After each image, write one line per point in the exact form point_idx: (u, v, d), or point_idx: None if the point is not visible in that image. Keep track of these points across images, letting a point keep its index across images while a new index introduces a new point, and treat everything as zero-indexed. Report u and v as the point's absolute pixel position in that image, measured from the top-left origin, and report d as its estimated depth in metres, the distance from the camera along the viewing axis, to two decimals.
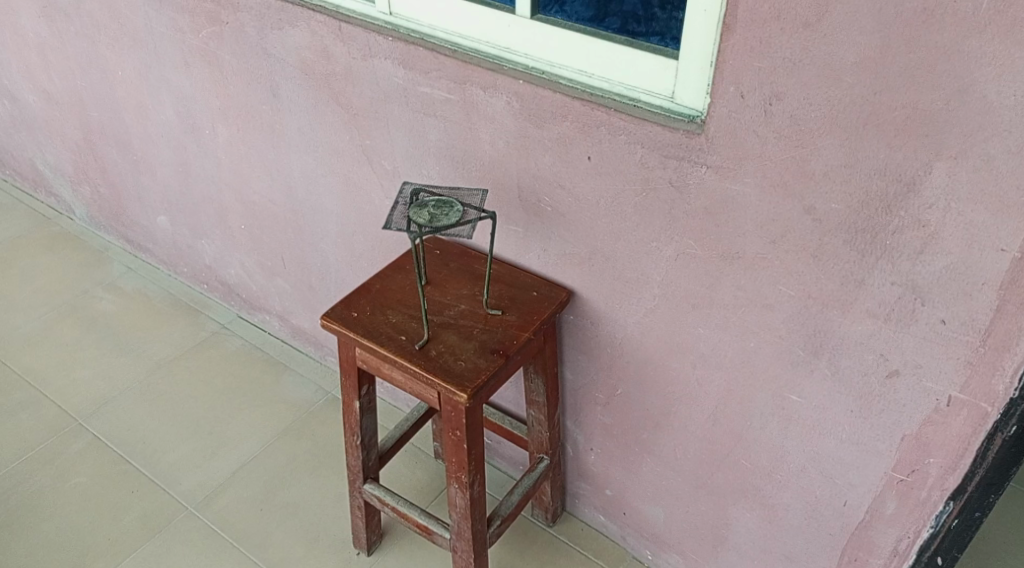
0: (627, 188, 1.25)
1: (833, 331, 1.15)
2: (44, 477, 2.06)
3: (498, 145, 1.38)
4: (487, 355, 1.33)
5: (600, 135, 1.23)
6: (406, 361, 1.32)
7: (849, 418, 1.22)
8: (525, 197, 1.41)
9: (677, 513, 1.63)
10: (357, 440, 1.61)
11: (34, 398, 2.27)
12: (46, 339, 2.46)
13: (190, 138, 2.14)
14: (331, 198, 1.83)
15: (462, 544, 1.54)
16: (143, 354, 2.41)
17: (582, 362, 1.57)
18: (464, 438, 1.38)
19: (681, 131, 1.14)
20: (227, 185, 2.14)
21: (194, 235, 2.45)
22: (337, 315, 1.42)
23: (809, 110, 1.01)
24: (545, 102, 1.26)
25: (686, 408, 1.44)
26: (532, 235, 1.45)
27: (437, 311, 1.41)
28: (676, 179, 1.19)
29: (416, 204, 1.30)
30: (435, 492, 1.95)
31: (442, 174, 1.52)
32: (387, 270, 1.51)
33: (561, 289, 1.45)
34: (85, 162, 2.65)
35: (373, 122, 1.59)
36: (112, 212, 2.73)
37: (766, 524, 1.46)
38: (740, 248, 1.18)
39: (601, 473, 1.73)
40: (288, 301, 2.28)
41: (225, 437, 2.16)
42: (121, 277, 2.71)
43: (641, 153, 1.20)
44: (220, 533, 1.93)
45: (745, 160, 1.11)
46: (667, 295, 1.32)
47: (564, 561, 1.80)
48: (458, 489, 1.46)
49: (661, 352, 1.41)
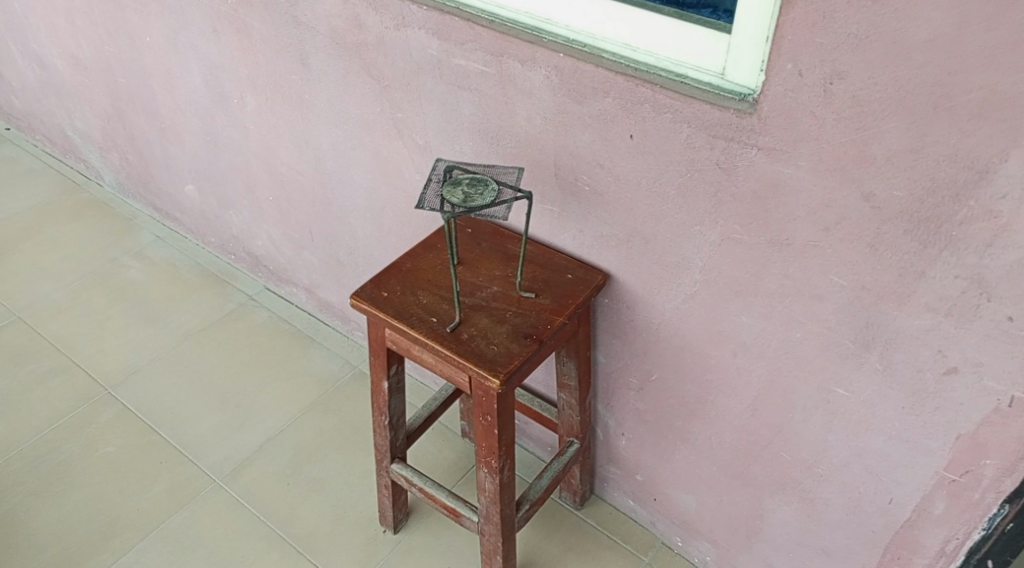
0: (671, 169, 1.20)
1: (887, 324, 1.10)
2: (74, 446, 2.07)
3: (535, 121, 1.33)
4: (521, 339, 1.29)
5: (644, 113, 1.17)
6: (437, 345, 1.28)
7: (899, 415, 1.16)
8: (561, 176, 1.36)
9: (710, 502, 1.59)
10: (385, 420, 1.58)
11: (64, 365, 2.28)
12: (76, 307, 2.46)
13: (218, 106, 2.10)
14: (361, 171, 1.79)
15: (490, 527, 1.52)
16: (171, 325, 2.40)
17: (615, 347, 1.52)
18: (495, 423, 1.34)
19: (731, 110, 1.08)
20: (255, 155, 2.11)
21: (222, 206, 2.42)
22: (366, 294, 1.37)
23: (873, 89, 0.94)
24: (586, 77, 1.20)
25: (724, 397, 1.40)
26: (568, 215, 1.40)
27: (468, 292, 1.37)
28: (724, 162, 1.13)
29: (450, 182, 1.24)
30: (462, 471, 1.93)
31: (475, 151, 1.47)
32: (418, 249, 1.47)
33: (597, 272, 1.40)
34: (113, 129, 2.63)
35: (405, 95, 1.54)
36: (140, 179, 2.71)
37: (805, 518, 1.41)
38: (789, 234, 1.13)
39: (632, 458, 1.69)
40: (315, 274, 2.25)
41: (252, 410, 2.15)
42: (149, 245, 2.70)
43: (687, 132, 1.14)
44: (247, 507, 1.92)
45: (799, 142, 1.04)
46: (708, 280, 1.27)
47: (591, 544, 1.78)
48: (487, 473, 1.43)
49: (700, 339, 1.36)
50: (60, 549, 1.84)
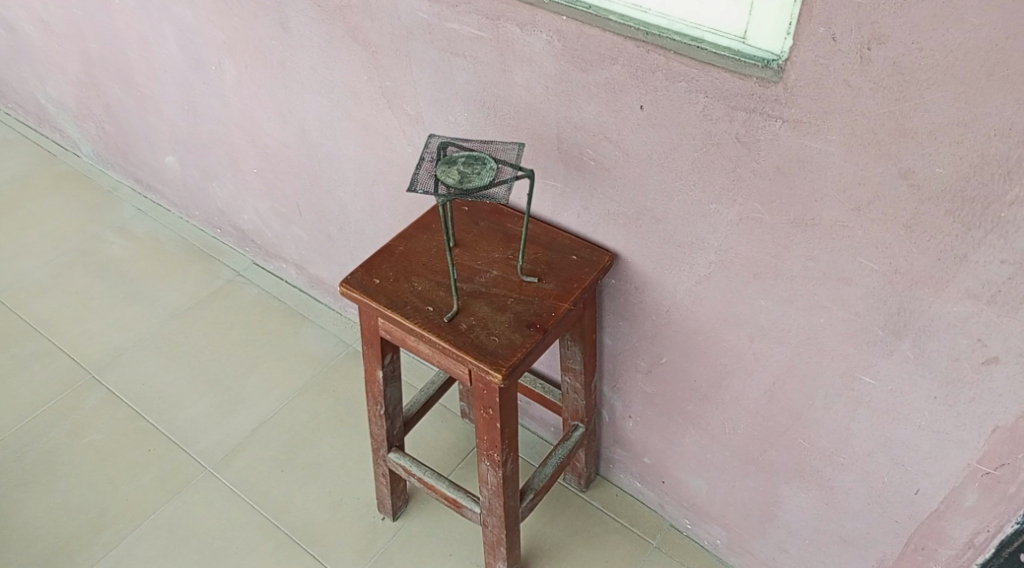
0: (685, 142, 1.10)
1: (921, 310, 1.01)
2: (59, 433, 1.99)
3: (535, 90, 1.22)
4: (523, 329, 1.20)
5: (656, 81, 1.07)
6: (434, 336, 1.19)
7: (931, 406, 1.09)
8: (565, 150, 1.25)
9: (721, 487, 1.52)
10: (381, 409, 1.50)
11: (46, 348, 2.19)
12: (57, 286, 2.36)
13: (195, 74, 1.98)
14: (348, 143, 1.68)
15: (493, 519, 1.45)
16: (157, 303, 2.31)
17: (623, 328, 1.44)
18: (497, 416, 1.26)
19: (753, 79, 0.98)
20: (237, 125, 1.99)
21: (205, 178, 2.31)
22: (356, 282, 1.28)
23: (918, 56, 0.84)
24: (593, 42, 1.10)
25: (740, 382, 1.32)
26: (572, 191, 1.30)
27: (466, 278, 1.28)
28: (745, 135, 1.03)
29: (444, 161, 1.14)
30: (463, 453, 1.86)
31: (471, 123, 1.36)
32: (411, 230, 1.37)
33: (603, 253, 1.31)
34: (88, 98, 2.50)
35: (394, 62, 1.42)
36: (119, 150, 2.59)
37: (823, 507, 1.34)
38: (816, 214, 1.03)
39: (640, 440, 1.62)
40: (304, 249, 2.15)
41: (243, 393, 2.07)
42: (131, 219, 2.59)
43: (703, 103, 1.04)
44: (240, 495, 1.86)
45: (830, 114, 0.94)
46: (724, 262, 1.18)
47: (598, 528, 1.72)
48: (490, 467, 1.36)
49: (714, 322, 1.27)
50: (48, 542, 1.78)
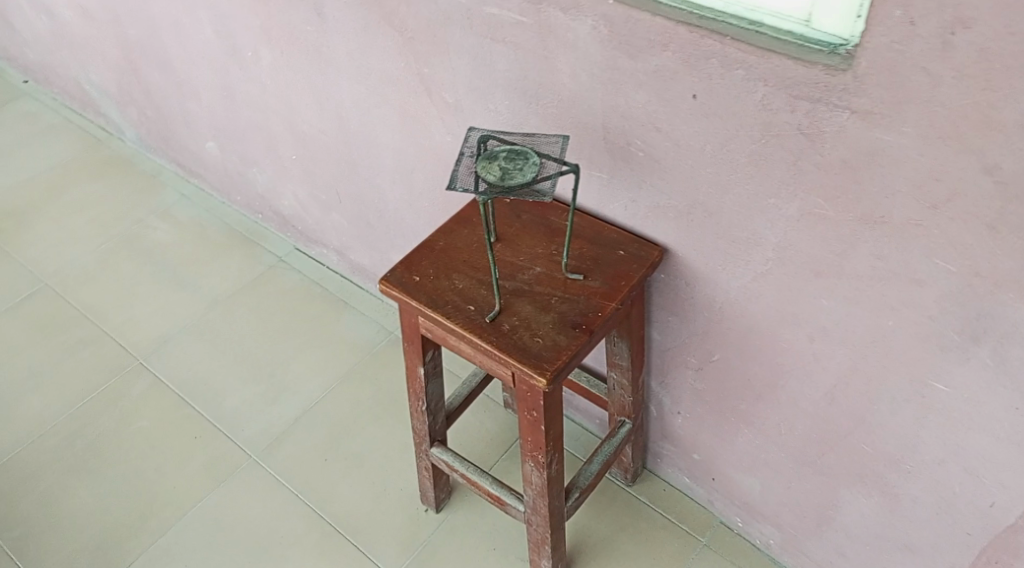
0: (742, 133, 1.02)
1: (1003, 315, 0.93)
2: (106, 420, 2.00)
3: (580, 78, 1.15)
4: (568, 330, 1.15)
5: (711, 69, 0.99)
6: (476, 338, 1.15)
7: (1010, 415, 1.01)
8: (612, 140, 1.19)
9: (775, 487, 1.46)
10: (423, 405, 1.47)
11: (93, 334, 2.20)
12: (103, 272, 2.38)
13: (232, 60, 1.95)
14: (386, 131, 1.63)
15: (537, 518, 1.42)
16: (200, 289, 2.31)
17: (672, 323, 1.38)
18: (542, 419, 1.22)
19: (818, 66, 0.90)
20: (274, 112, 1.96)
21: (245, 164, 2.29)
22: (396, 279, 1.24)
23: (1009, 41, 0.76)
24: (641, 27, 1.02)
25: (797, 383, 1.25)
26: (619, 183, 1.23)
27: (508, 275, 1.23)
28: (808, 126, 0.95)
29: (485, 156, 1.08)
30: (506, 445, 1.83)
31: (512, 111, 1.30)
32: (451, 224, 1.33)
33: (652, 247, 1.24)
34: (129, 83, 2.50)
35: (431, 48, 1.37)
36: (161, 134, 2.59)
37: (886, 512, 1.28)
38: (885, 211, 0.95)
39: (689, 435, 1.57)
40: (345, 236, 2.12)
41: (286, 381, 2.06)
42: (174, 204, 2.59)
43: (763, 92, 0.96)
44: (284, 484, 1.85)
45: (905, 104, 0.86)
46: (782, 259, 1.11)
47: (645, 524, 1.67)
48: (534, 467, 1.31)
49: (770, 320, 1.21)
50: (98, 529, 1.79)
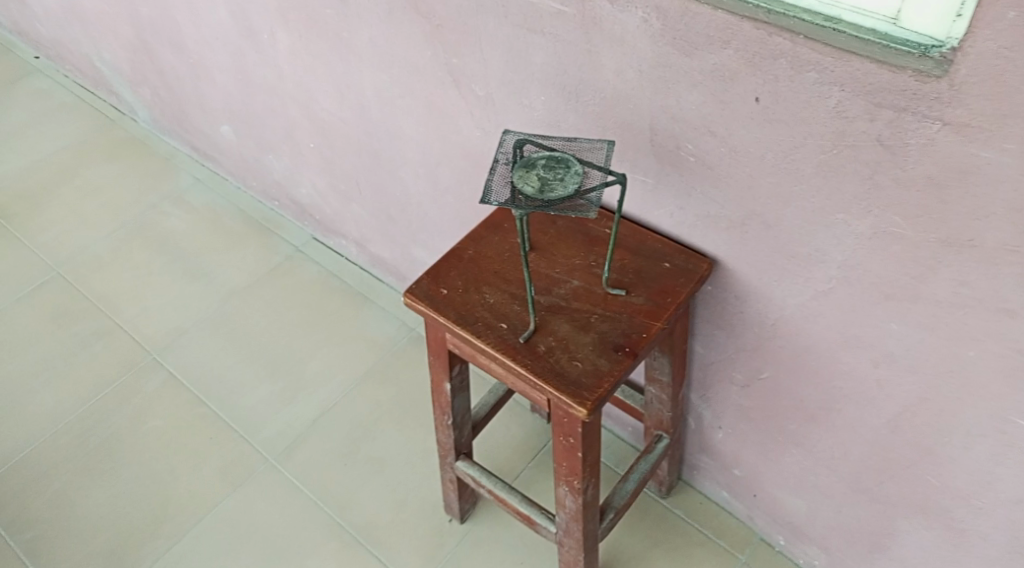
0: (810, 142, 0.92)
1: None
2: (120, 418, 1.94)
3: (627, 75, 1.05)
4: (610, 354, 1.05)
5: (779, 70, 0.89)
6: (509, 360, 1.06)
7: None
8: (659, 144, 1.08)
9: (823, 510, 1.37)
10: (448, 418, 1.39)
11: (106, 327, 2.14)
12: (116, 261, 2.30)
13: (248, 43, 1.85)
14: (410, 123, 1.53)
15: (570, 541, 1.34)
16: (216, 280, 2.23)
17: (718, 337, 1.28)
18: (579, 445, 1.13)
19: (908, 71, 0.79)
20: (292, 99, 1.86)
21: (261, 150, 2.20)
22: (422, 292, 1.15)
23: None
24: (700, 22, 0.92)
25: (856, 408, 1.15)
26: (665, 189, 1.13)
27: (543, 289, 1.13)
28: (890, 137, 0.84)
29: (523, 164, 0.98)
30: (533, 451, 1.75)
31: (548, 109, 1.20)
32: (481, 230, 1.23)
33: (701, 259, 1.14)
34: (142, 63, 2.41)
35: (460, 37, 1.26)
36: (175, 117, 2.50)
37: (948, 546, 1.18)
38: (975, 234, 0.85)
39: (730, 450, 1.48)
40: (365, 228, 2.03)
41: (304, 378, 1.99)
42: (189, 189, 2.51)
43: (838, 98, 0.86)
44: (302, 489, 1.78)
45: (1010, 118, 0.75)
46: (848, 278, 1.01)
47: (679, 539, 1.59)
48: (568, 492, 1.23)
49: (829, 342, 1.10)
50: (112, 534, 1.73)
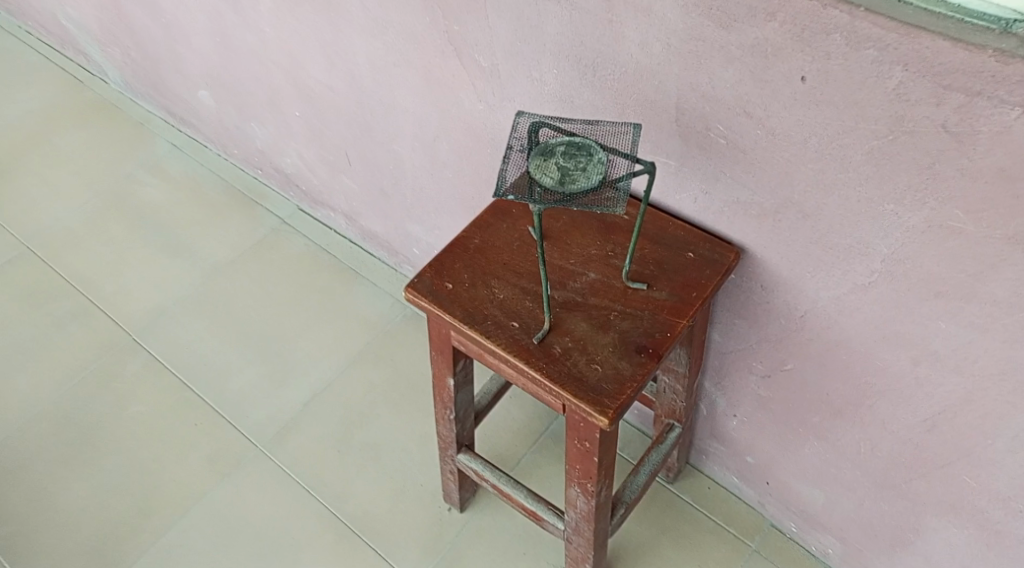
0: (861, 127, 0.82)
1: None
2: (100, 403, 1.84)
3: (652, 49, 0.94)
4: (632, 356, 0.97)
5: (832, 47, 0.79)
6: (523, 364, 0.97)
7: None
8: (686, 124, 0.98)
9: (844, 503, 1.31)
10: (451, 412, 1.30)
11: (82, 306, 2.03)
12: (90, 235, 2.18)
13: (227, 4, 1.72)
14: (405, 94, 1.42)
15: (580, 539, 1.27)
16: (197, 255, 2.12)
17: (739, 327, 1.20)
18: (595, 449, 1.05)
19: (987, 50, 0.69)
20: (275, 64, 1.73)
21: (243, 118, 2.07)
22: (425, 287, 1.05)
23: None
24: None
25: (890, 405, 1.08)
26: (689, 173, 1.04)
27: (557, 283, 1.04)
28: (957, 123, 0.75)
29: (540, 151, 0.89)
30: (535, 436, 1.68)
31: (560, 83, 1.09)
32: (488, 216, 1.14)
33: (727, 248, 1.05)
34: (112, 22, 2.26)
35: (463, 2, 1.14)
36: (148, 79, 2.36)
37: (981, 546, 1.13)
38: None
39: (745, 439, 1.41)
40: (355, 201, 1.92)
41: (293, 360, 1.90)
42: (166, 157, 2.38)
43: (900, 79, 0.76)
44: (294, 478, 1.70)
45: None
46: (892, 273, 0.92)
47: (689, 527, 1.53)
48: (580, 494, 1.16)
49: (865, 338, 1.02)
50: (95, 527, 1.65)
